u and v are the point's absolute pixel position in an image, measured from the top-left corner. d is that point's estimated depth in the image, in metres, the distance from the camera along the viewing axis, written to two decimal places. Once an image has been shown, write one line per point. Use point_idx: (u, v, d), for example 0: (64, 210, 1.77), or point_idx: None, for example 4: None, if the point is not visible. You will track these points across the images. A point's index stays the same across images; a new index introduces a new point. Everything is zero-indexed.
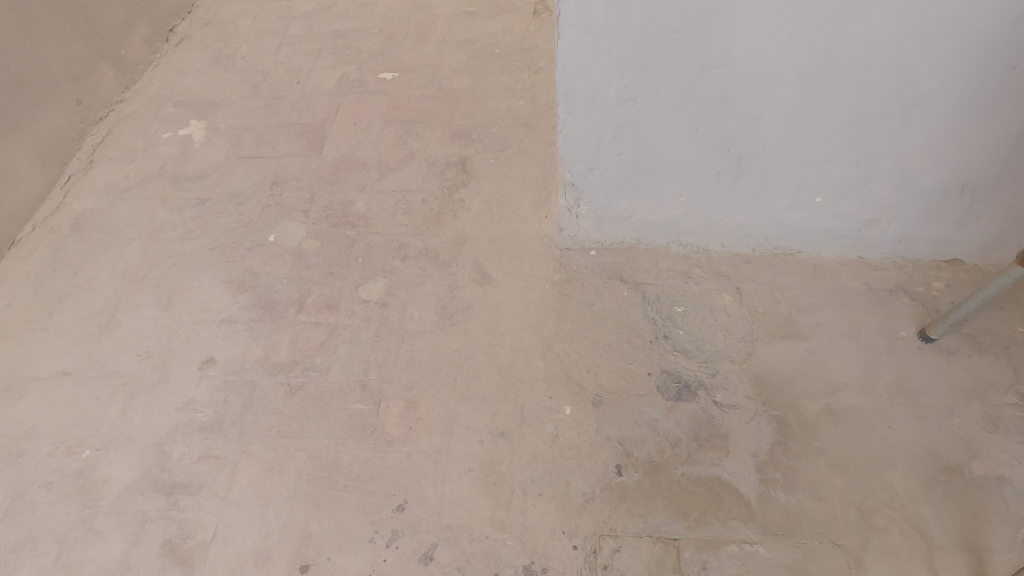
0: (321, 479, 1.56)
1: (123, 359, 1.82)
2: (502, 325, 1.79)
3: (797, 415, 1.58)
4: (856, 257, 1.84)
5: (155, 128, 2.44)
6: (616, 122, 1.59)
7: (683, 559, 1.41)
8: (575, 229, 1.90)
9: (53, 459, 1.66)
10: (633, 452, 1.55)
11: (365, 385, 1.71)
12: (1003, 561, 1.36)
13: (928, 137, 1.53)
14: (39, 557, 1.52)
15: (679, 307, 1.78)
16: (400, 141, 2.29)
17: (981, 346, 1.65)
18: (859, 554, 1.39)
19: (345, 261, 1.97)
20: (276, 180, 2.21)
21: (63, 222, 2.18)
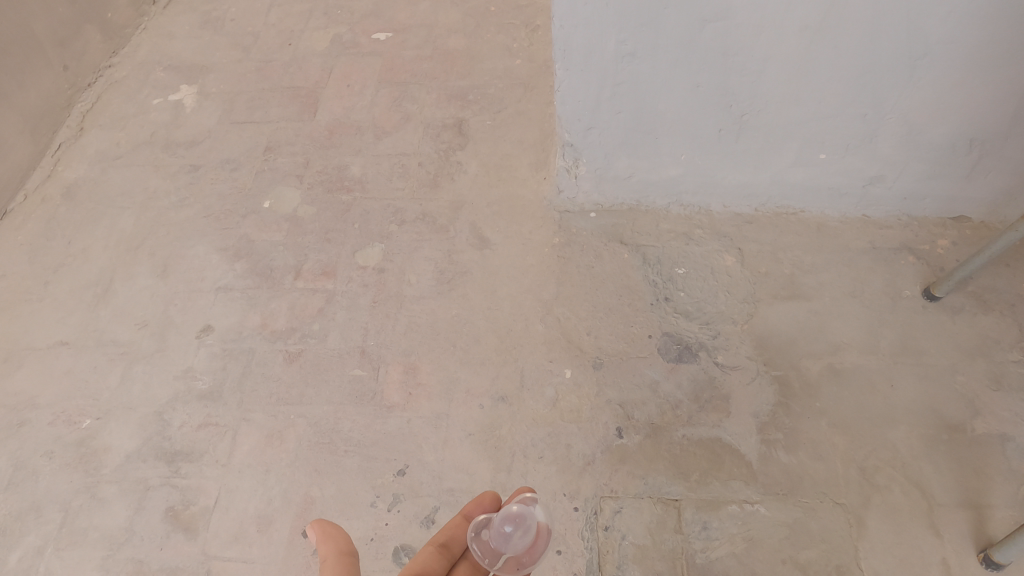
0: (321, 445, 1.56)
1: (120, 328, 1.81)
2: (501, 289, 1.77)
3: (799, 375, 1.57)
4: (861, 216, 1.80)
5: (145, 93, 2.39)
6: (615, 79, 1.55)
7: (684, 519, 1.41)
8: (574, 191, 1.87)
9: (54, 429, 1.66)
10: (634, 415, 1.54)
11: (364, 351, 1.70)
12: (1005, 517, 1.36)
13: (935, 90, 1.49)
14: (44, 525, 1.53)
15: (680, 269, 1.76)
16: (395, 104, 2.24)
17: (986, 304, 1.63)
18: (859, 513, 1.39)
19: (341, 226, 1.94)
20: (269, 146, 2.17)
21: (55, 191, 2.15)
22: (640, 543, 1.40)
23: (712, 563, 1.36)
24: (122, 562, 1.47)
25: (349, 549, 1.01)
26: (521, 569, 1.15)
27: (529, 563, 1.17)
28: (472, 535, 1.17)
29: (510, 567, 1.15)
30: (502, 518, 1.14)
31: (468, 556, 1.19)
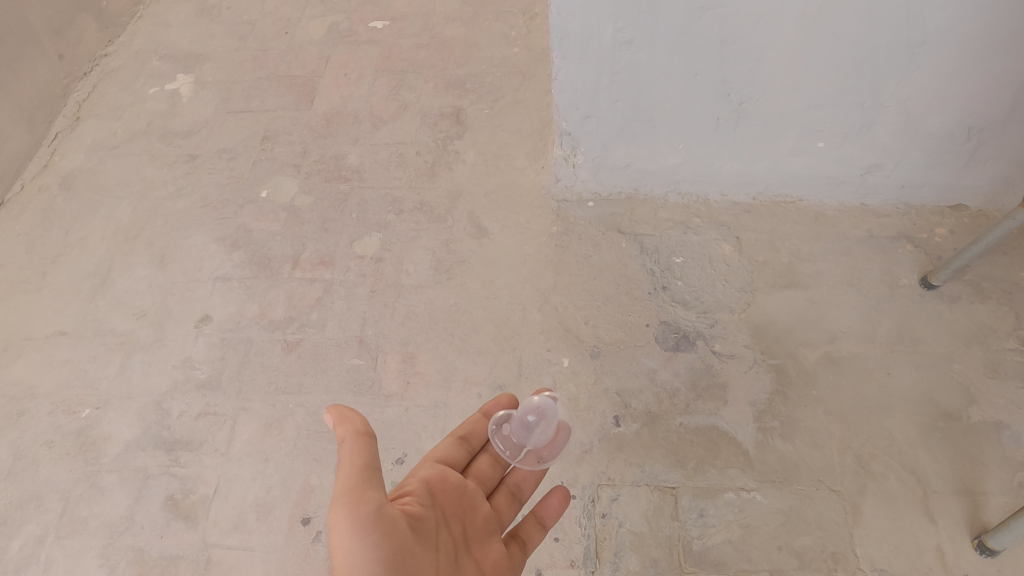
0: (320, 434, 1.57)
1: (119, 318, 1.81)
2: (499, 278, 1.77)
3: (796, 364, 1.57)
4: (859, 204, 1.80)
5: (142, 82, 2.38)
6: (613, 67, 1.54)
7: (681, 507, 1.42)
8: (572, 180, 1.87)
9: (54, 418, 1.66)
10: (631, 403, 1.55)
11: (362, 340, 1.70)
12: (1000, 504, 1.37)
13: (934, 78, 1.48)
14: (44, 514, 1.54)
15: (678, 258, 1.76)
16: (392, 92, 2.23)
17: (984, 292, 1.63)
18: (855, 500, 1.40)
19: (339, 216, 1.94)
20: (266, 135, 2.16)
21: (52, 181, 2.14)
22: (638, 531, 1.40)
23: (708, 550, 1.37)
24: (122, 549, 1.47)
25: (367, 429, 1.02)
26: (540, 463, 1.26)
27: (549, 458, 1.28)
28: (493, 430, 1.27)
29: (530, 461, 1.26)
30: (524, 411, 1.25)
31: (486, 449, 1.27)
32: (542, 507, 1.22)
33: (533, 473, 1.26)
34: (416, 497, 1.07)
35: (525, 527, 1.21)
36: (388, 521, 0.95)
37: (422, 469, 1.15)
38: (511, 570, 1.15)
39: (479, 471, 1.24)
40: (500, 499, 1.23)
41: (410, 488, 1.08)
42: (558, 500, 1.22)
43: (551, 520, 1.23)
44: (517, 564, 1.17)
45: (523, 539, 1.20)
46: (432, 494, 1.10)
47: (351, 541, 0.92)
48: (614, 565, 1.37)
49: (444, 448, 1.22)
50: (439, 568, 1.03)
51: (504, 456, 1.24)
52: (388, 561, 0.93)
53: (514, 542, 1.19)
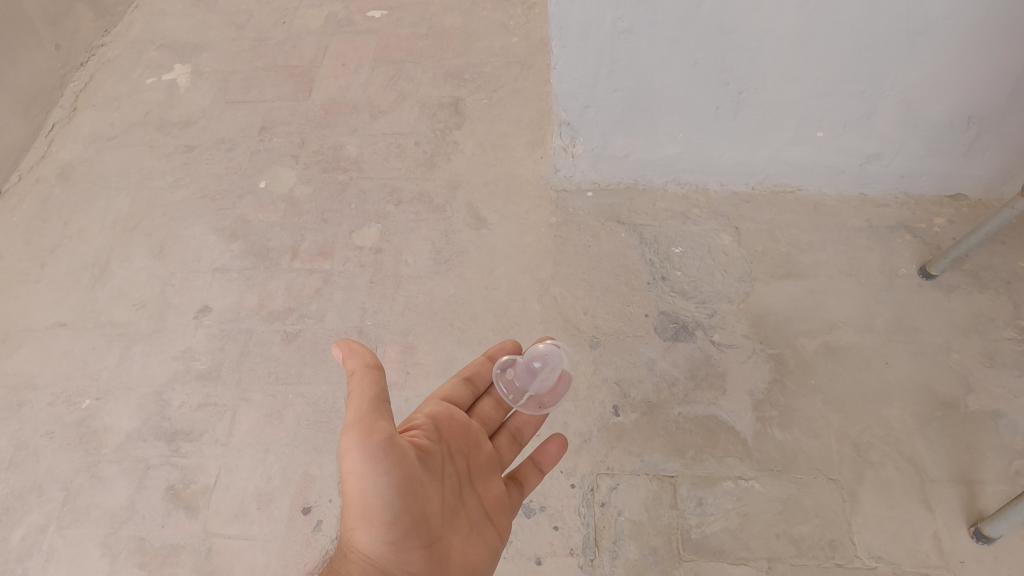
0: (320, 424, 1.57)
1: (118, 309, 1.81)
2: (498, 268, 1.77)
3: (794, 353, 1.57)
4: (858, 194, 1.80)
5: (139, 72, 2.37)
6: (612, 57, 1.54)
7: (679, 495, 1.42)
8: (571, 170, 1.87)
9: (54, 409, 1.67)
10: (630, 393, 1.55)
11: (361, 331, 1.70)
12: (996, 492, 1.38)
13: (934, 67, 1.47)
14: (46, 504, 1.54)
15: (677, 248, 1.76)
16: (391, 82, 2.22)
17: (982, 282, 1.63)
18: (853, 488, 1.40)
19: (338, 207, 1.94)
20: (264, 126, 2.16)
21: (50, 172, 2.14)
22: (636, 519, 1.41)
23: (707, 538, 1.38)
24: (124, 539, 1.48)
25: (376, 362, 1.03)
26: (541, 408, 1.31)
27: (549, 404, 1.33)
28: (497, 372, 1.33)
29: (531, 406, 1.31)
30: (529, 357, 1.31)
31: (490, 392, 1.33)
32: (540, 453, 1.25)
33: (534, 418, 1.32)
34: (423, 431, 1.09)
35: (522, 469, 1.24)
36: (400, 450, 0.98)
37: (428, 406, 1.18)
38: (510, 508, 1.18)
39: (482, 412, 1.29)
40: (501, 441, 1.28)
41: (417, 423, 1.11)
42: (556, 446, 1.25)
43: (547, 466, 1.26)
44: (514, 503, 1.20)
45: (520, 481, 1.24)
46: (438, 430, 1.12)
47: (363, 467, 0.95)
48: (613, 553, 1.38)
49: (451, 387, 1.27)
50: (445, 499, 1.06)
51: (506, 400, 1.30)
52: (399, 487, 0.97)
53: (513, 482, 1.22)
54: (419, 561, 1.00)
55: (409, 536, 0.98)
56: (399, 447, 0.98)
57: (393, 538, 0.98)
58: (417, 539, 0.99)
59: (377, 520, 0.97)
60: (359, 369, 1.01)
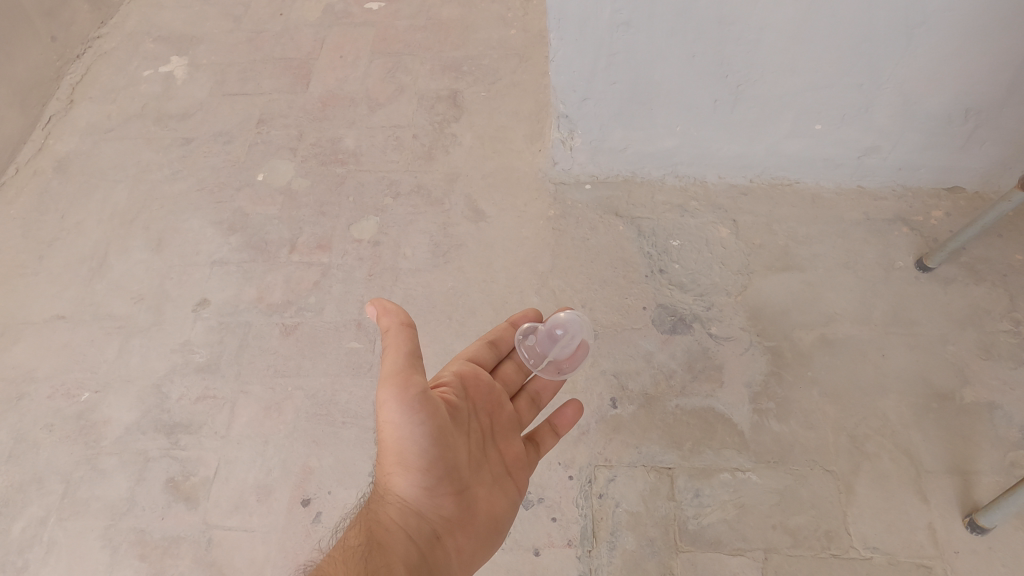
0: (319, 417, 1.58)
1: (117, 302, 1.81)
2: (496, 261, 1.77)
3: (792, 346, 1.58)
4: (855, 187, 1.81)
5: (135, 64, 2.36)
6: (610, 49, 1.54)
7: (676, 487, 1.43)
8: (569, 162, 1.87)
9: (53, 402, 1.67)
10: (628, 385, 1.56)
11: (360, 323, 1.70)
12: (991, 483, 1.39)
13: (932, 59, 1.47)
14: (46, 496, 1.55)
15: (675, 241, 1.76)
16: (389, 75, 2.21)
17: (979, 274, 1.64)
18: (849, 479, 1.41)
19: (336, 199, 1.94)
20: (262, 118, 2.15)
21: (47, 164, 2.13)
22: (634, 511, 1.42)
23: (704, 529, 1.39)
24: (124, 531, 1.49)
25: (410, 320, 1.05)
26: (559, 374, 1.32)
27: (568, 371, 1.33)
28: (518, 339, 1.35)
29: (549, 371, 1.32)
30: (551, 324, 1.32)
31: (512, 356, 1.35)
32: (557, 417, 1.27)
33: (552, 382, 1.33)
34: (452, 388, 1.14)
35: (539, 431, 1.27)
36: (433, 403, 1.04)
37: (455, 364, 1.23)
38: (528, 465, 1.22)
39: (505, 374, 1.32)
40: (522, 403, 1.31)
41: (446, 379, 1.16)
42: (572, 411, 1.27)
43: (563, 429, 1.28)
44: (531, 461, 1.23)
45: (537, 442, 1.26)
46: (465, 388, 1.17)
47: (399, 417, 1.01)
48: (610, 544, 1.39)
49: (476, 349, 1.30)
50: (471, 451, 1.12)
51: (526, 364, 1.32)
52: (432, 436, 1.03)
53: (530, 442, 1.25)
54: (448, 506, 1.07)
55: (440, 483, 1.05)
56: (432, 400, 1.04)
57: (426, 483, 1.05)
58: (446, 485, 1.06)
59: (412, 466, 1.04)
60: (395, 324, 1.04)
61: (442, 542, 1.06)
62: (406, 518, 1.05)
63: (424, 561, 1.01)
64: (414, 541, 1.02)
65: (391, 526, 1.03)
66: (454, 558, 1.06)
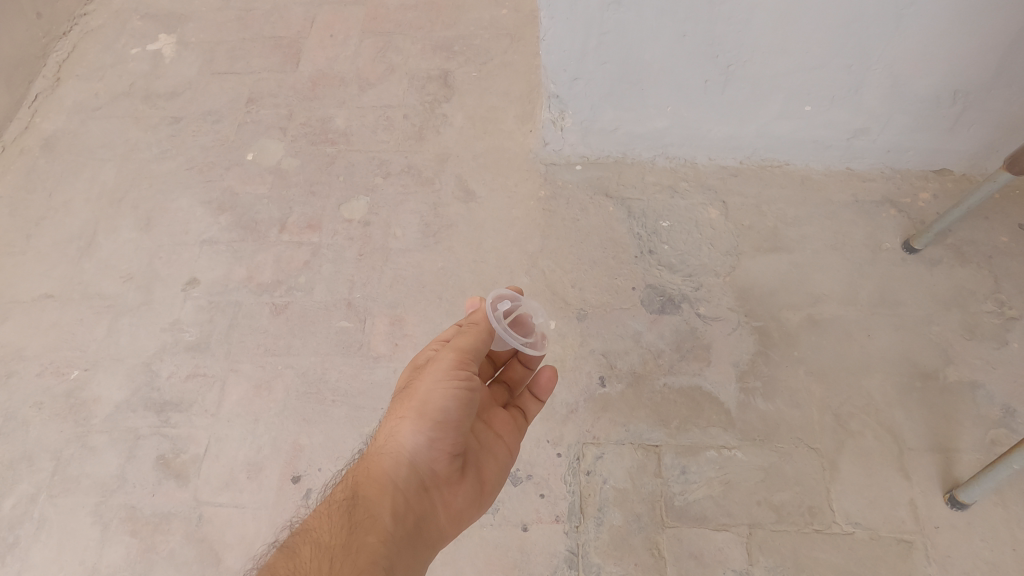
0: (309, 395, 1.58)
1: (105, 281, 1.81)
2: (487, 241, 1.77)
3: (779, 326, 1.60)
4: (844, 168, 1.82)
5: (123, 42, 2.33)
6: (600, 29, 1.53)
7: (663, 464, 1.45)
8: (560, 143, 1.87)
9: (43, 380, 1.67)
10: (617, 364, 1.57)
11: (350, 303, 1.71)
12: (971, 460, 1.41)
13: (922, 40, 1.47)
14: (36, 473, 1.55)
15: (665, 222, 1.77)
16: (380, 54, 2.20)
17: (964, 256, 1.65)
18: (833, 457, 1.44)
19: (326, 179, 1.93)
20: (251, 97, 2.14)
21: (33, 143, 2.11)
22: (621, 487, 1.44)
23: (690, 505, 1.41)
24: (115, 507, 1.49)
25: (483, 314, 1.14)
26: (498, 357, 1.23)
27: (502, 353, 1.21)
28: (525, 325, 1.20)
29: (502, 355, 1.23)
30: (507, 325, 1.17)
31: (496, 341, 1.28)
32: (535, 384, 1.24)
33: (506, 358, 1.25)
34: None
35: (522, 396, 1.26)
36: (472, 378, 1.07)
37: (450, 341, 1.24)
38: (516, 430, 1.22)
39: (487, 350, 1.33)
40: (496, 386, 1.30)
41: None
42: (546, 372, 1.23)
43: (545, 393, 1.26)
44: (519, 426, 1.23)
45: (521, 407, 1.26)
46: None
47: (447, 380, 1.04)
48: (597, 520, 1.41)
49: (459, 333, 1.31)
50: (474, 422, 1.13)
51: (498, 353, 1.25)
52: (466, 403, 1.05)
53: (514, 407, 1.25)
54: (445, 467, 1.07)
55: (445, 445, 1.05)
56: (473, 375, 1.07)
57: (432, 443, 1.04)
58: (452, 448, 1.06)
59: (431, 421, 1.03)
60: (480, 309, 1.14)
61: (430, 499, 1.05)
62: (398, 468, 1.04)
63: (410, 516, 1.01)
64: (403, 496, 1.02)
65: (382, 479, 1.02)
66: (439, 515, 1.07)
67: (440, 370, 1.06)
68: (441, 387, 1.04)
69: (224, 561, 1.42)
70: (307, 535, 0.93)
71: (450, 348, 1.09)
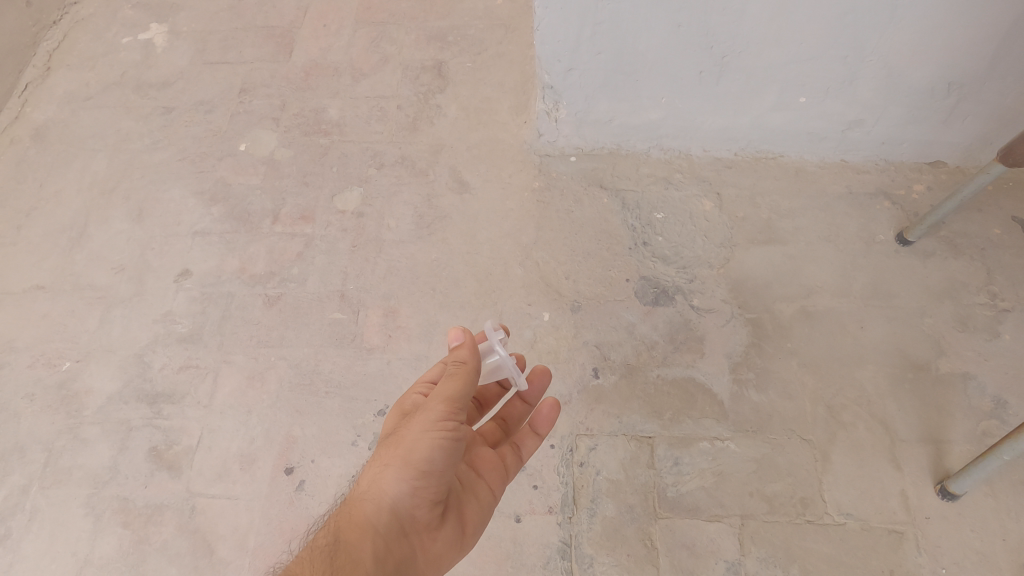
0: (302, 386, 1.58)
1: (97, 272, 1.80)
2: (480, 233, 1.77)
3: (772, 318, 1.60)
4: (838, 160, 1.81)
5: (114, 31, 2.31)
6: (595, 19, 1.52)
7: (656, 455, 1.45)
8: (555, 135, 1.86)
9: (34, 371, 1.66)
10: (610, 355, 1.57)
11: (343, 295, 1.70)
12: (963, 451, 1.42)
13: (917, 32, 1.47)
14: (27, 465, 1.55)
15: (659, 214, 1.76)
16: (373, 44, 2.18)
17: (958, 248, 1.66)
18: (825, 448, 1.44)
19: (319, 170, 1.92)
20: (244, 87, 2.12)
21: (24, 133, 2.10)
22: (614, 479, 1.44)
23: (682, 496, 1.41)
24: (107, 499, 1.49)
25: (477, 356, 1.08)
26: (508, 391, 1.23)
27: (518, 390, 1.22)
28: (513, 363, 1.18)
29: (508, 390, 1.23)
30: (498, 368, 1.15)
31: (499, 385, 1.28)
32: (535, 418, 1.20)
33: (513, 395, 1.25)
34: None
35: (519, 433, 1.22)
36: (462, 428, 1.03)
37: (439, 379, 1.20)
38: (506, 472, 1.18)
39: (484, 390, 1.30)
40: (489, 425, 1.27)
41: None
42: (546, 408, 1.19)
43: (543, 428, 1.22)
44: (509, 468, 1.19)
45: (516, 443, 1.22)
46: None
47: (433, 429, 1.00)
48: (590, 511, 1.41)
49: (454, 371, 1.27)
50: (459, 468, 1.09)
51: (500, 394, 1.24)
52: (451, 452, 1.01)
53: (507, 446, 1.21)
54: (427, 513, 1.02)
55: (429, 492, 1.01)
56: (461, 423, 1.03)
57: (415, 490, 1.00)
58: (436, 494, 1.02)
59: (415, 469, 0.99)
60: (468, 347, 1.08)
61: (411, 544, 1.01)
62: (380, 514, 0.99)
63: (390, 560, 0.97)
64: (383, 541, 0.97)
65: (364, 523, 0.97)
66: (419, 561, 1.02)
67: (428, 418, 1.01)
68: (429, 436, 1.00)
69: (216, 552, 1.42)
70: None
71: (438, 396, 1.03)
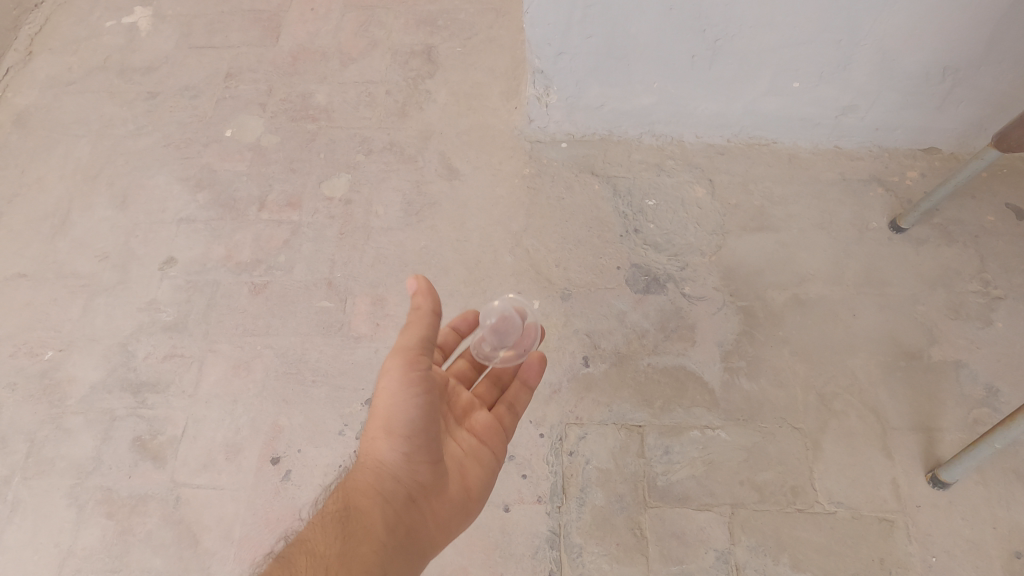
0: (289, 375, 1.56)
1: (80, 260, 1.77)
2: (470, 220, 1.75)
3: (764, 305, 1.58)
4: (832, 147, 1.79)
5: (97, 15, 2.27)
6: (585, 2, 1.49)
7: (646, 444, 1.44)
8: (546, 120, 1.84)
9: (16, 361, 1.64)
10: (600, 344, 1.56)
11: (331, 282, 1.68)
12: (954, 440, 1.41)
13: (912, 14, 1.45)
14: (10, 455, 1.52)
15: (651, 201, 1.74)
16: (362, 29, 2.15)
17: (951, 235, 1.64)
18: (816, 437, 1.43)
19: (306, 156, 1.89)
20: (230, 72, 2.09)
21: (5, 118, 2.06)
22: (604, 468, 1.43)
23: (672, 485, 1.40)
24: (90, 489, 1.47)
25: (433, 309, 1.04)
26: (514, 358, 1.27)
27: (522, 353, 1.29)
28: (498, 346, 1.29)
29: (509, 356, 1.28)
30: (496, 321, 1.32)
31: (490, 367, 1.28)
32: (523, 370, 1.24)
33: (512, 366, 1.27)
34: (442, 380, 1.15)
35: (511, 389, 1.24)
36: (430, 377, 1.02)
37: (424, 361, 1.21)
38: (501, 430, 1.19)
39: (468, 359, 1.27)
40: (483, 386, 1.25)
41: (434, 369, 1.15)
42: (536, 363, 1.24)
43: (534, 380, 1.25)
44: (505, 428, 1.20)
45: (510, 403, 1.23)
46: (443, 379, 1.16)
47: (399, 387, 1.00)
48: (580, 500, 1.40)
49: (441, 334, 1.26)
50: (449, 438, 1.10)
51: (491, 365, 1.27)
52: (425, 407, 1.01)
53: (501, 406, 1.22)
54: (430, 476, 1.04)
55: (422, 452, 1.02)
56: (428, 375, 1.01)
57: (410, 455, 1.02)
58: (430, 456, 1.03)
59: (400, 431, 1.01)
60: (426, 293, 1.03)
61: (419, 509, 1.03)
62: (381, 481, 1.01)
63: (400, 528, 0.99)
64: (392, 507, 1.00)
65: (369, 491, 1.00)
66: (431, 524, 1.04)
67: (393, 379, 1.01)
68: (401, 399, 1.00)
69: (202, 542, 1.40)
70: (303, 545, 0.91)
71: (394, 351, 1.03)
